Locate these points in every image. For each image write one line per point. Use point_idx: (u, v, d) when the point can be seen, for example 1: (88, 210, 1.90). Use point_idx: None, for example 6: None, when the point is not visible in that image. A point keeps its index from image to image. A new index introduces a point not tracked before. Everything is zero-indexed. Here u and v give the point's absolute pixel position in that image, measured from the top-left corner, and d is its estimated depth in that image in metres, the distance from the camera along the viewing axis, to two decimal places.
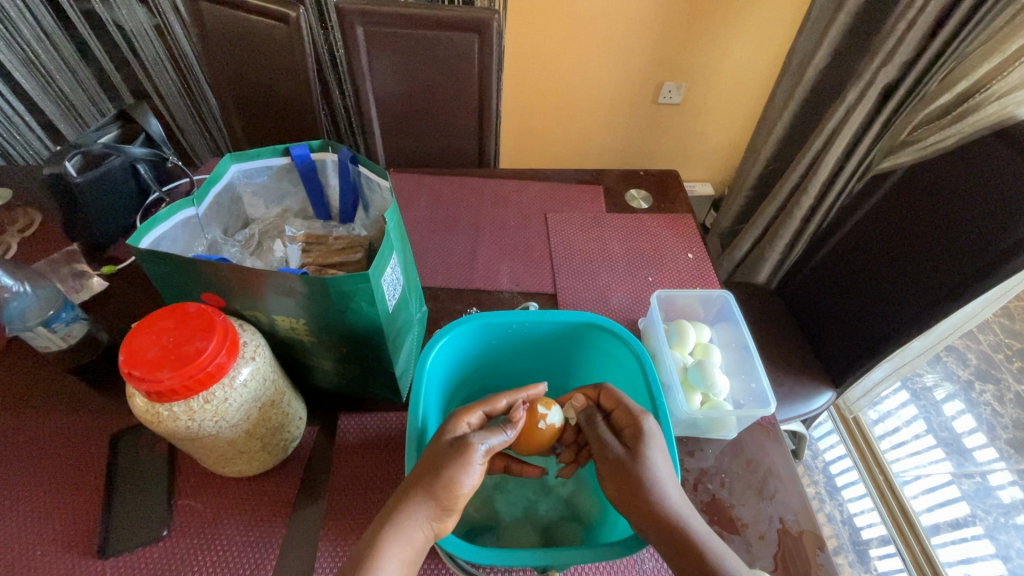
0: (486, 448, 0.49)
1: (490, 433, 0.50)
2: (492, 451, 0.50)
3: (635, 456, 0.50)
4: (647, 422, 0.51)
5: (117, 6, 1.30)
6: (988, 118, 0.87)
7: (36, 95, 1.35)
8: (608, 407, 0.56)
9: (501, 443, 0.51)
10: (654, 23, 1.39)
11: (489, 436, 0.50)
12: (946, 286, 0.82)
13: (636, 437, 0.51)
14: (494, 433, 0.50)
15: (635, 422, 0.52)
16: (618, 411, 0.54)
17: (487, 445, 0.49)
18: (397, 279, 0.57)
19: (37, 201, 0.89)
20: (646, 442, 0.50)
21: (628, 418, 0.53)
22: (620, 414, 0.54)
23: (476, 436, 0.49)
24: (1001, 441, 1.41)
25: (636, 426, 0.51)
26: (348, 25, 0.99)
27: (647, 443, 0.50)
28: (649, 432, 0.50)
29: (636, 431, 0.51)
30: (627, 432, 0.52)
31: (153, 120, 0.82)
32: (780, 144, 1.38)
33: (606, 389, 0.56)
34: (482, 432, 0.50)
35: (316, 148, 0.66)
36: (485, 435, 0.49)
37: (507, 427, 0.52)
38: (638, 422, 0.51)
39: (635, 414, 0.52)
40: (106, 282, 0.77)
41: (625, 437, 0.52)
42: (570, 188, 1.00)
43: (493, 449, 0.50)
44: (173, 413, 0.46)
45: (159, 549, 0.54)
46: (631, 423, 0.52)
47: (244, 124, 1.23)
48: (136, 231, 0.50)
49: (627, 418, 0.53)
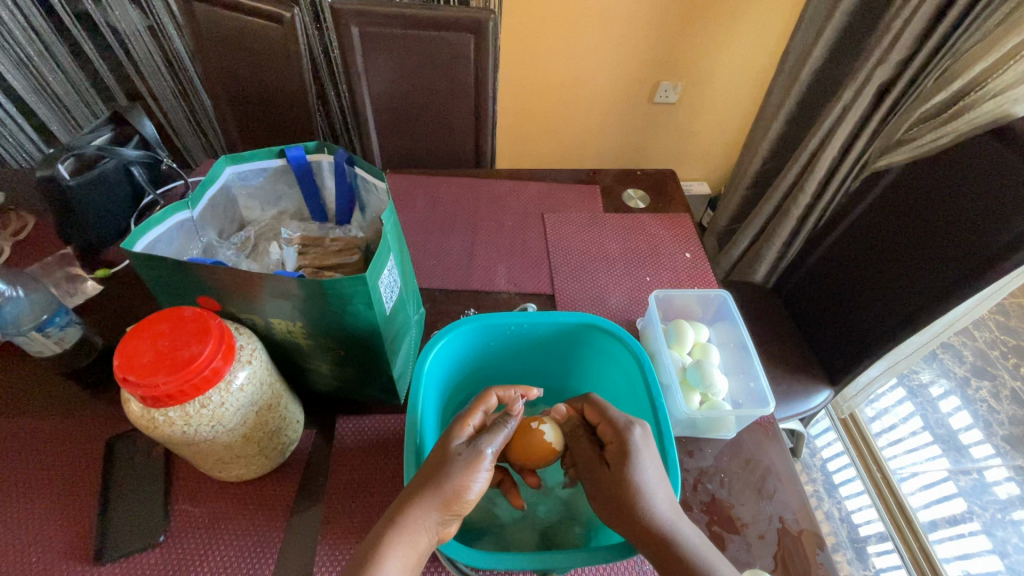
0: (493, 453, 0.49)
1: (495, 435, 0.50)
2: (498, 453, 0.50)
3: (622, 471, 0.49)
4: (631, 435, 0.50)
5: (110, 7, 1.30)
6: (984, 117, 0.87)
7: (30, 98, 1.33)
8: (592, 421, 0.55)
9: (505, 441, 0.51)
10: (648, 22, 1.39)
11: (495, 437, 0.50)
12: (944, 283, 0.82)
13: (619, 454, 0.50)
14: (498, 431, 0.50)
15: (619, 437, 0.51)
16: (603, 423, 0.53)
17: (492, 449, 0.49)
18: (394, 281, 0.57)
19: (30, 204, 0.88)
20: (632, 456, 0.49)
21: (613, 431, 0.52)
22: (604, 427, 0.53)
23: (481, 441, 0.49)
24: (997, 437, 1.42)
25: (621, 441, 0.50)
26: (343, 25, 0.99)
27: (630, 461, 0.49)
28: (633, 447, 0.49)
29: (620, 447, 0.50)
30: (612, 447, 0.51)
31: (148, 123, 0.81)
32: (776, 143, 1.39)
33: (590, 401, 0.56)
34: (487, 435, 0.49)
35: (311, 150, 0.65)
36: (492, 438, 0.50)
37: (510, 418, 0.52)
38: (622, 437, 0.50)
39: (619, 429, 0.51)
40: (100, 286, 0.77)
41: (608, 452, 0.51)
42: (567, 188, 1.00)
43: (498, 451, 0.50)
44: (168, 418, 0.46)
45: (156, 555, 0.54)
46: (616, 437, 0.51)
47: (239, 125, 1.23)
48: (129, 235, 0.50)
49: (611, 433, 0.52)
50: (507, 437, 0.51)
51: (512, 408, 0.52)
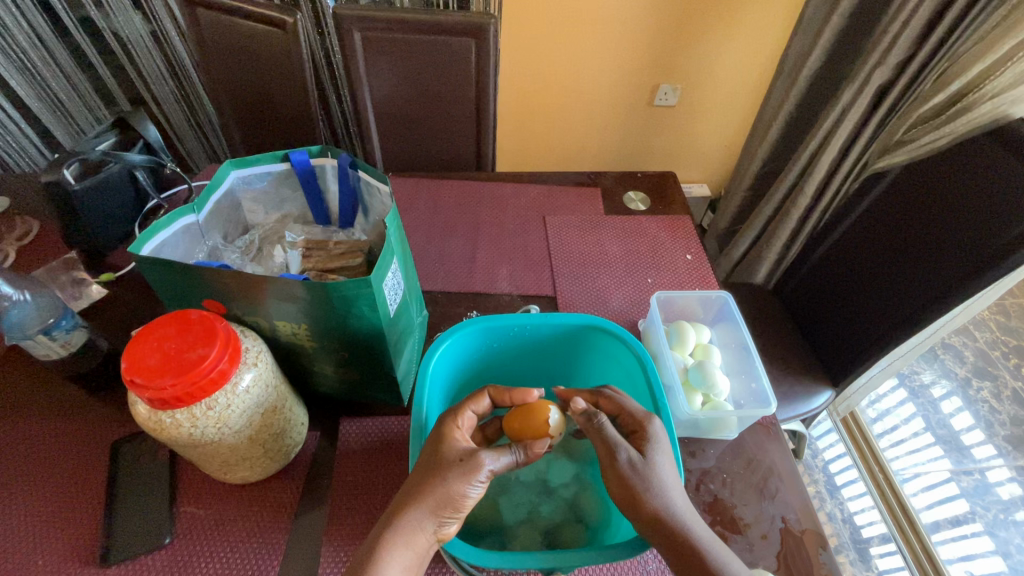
0: (492, 468, 0.48)
1: (497, 452, 0.49)
2: (498, 470, 0.49)
3: (636, 461, 0.49)
4: (652, 425, 0.51)
5: (114, 14, 1.30)
6: (983, 118, 0.89)
7: (31, 103, 1.35)
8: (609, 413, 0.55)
9: (507, 465, 0.49)
10: (646, 25, 1.40)
11: (496, 456, 0.48)
12: (944, 283, 0.82)
13: (641, 441, 0.51)
14: (501, 452, 0.49)
15: (641, 426, 0.51)
16: (620, 416, 0.54)
17: (492, 464, 0.48)
18: (398, 284, 0.57)
19: (35, 209, 0.88)
20: (650, 446, 0.50)
21: (633, 421, 0.52)
22: (624, 418, 0.53)
23: (482, 454, 0.48)
24: (999, 438, 1.42)
25: (641, 430, 0.51)
26: (345, 31, 1.00)
27: (648, 447, 0.50)
28: (654, 436, 0.51)
29: (642, 434, 0.51)
30: (632, 436, 0.52)
31: (150, 127, 0.82)
32: (776, 145, 1.39)
33: (606, 395, 0.56)
34: (489, 450, 0.48)
35: (315, 154, 0.66)
36: (493, 455, 0.48)
37: (517, 450, 0.50)
38: (643, 425, 0.51)
39: (640, 417, 0.52)
40: (105, 289, 0.77)
41: (628, 441, 0.52)
42: (568, 191, 1.00)
43: (499, 468, 0.49)
44: (175, 420, 0.46)
45: (162, 557, 0.54)
46: (635, 426, 0.52)
47: (242, 130, 1.23)
48: (137, 239, 0.50)
49: (630, 422, 0.53)
50: (511, 461, 0.50)
51: (532, 447, 0.51)
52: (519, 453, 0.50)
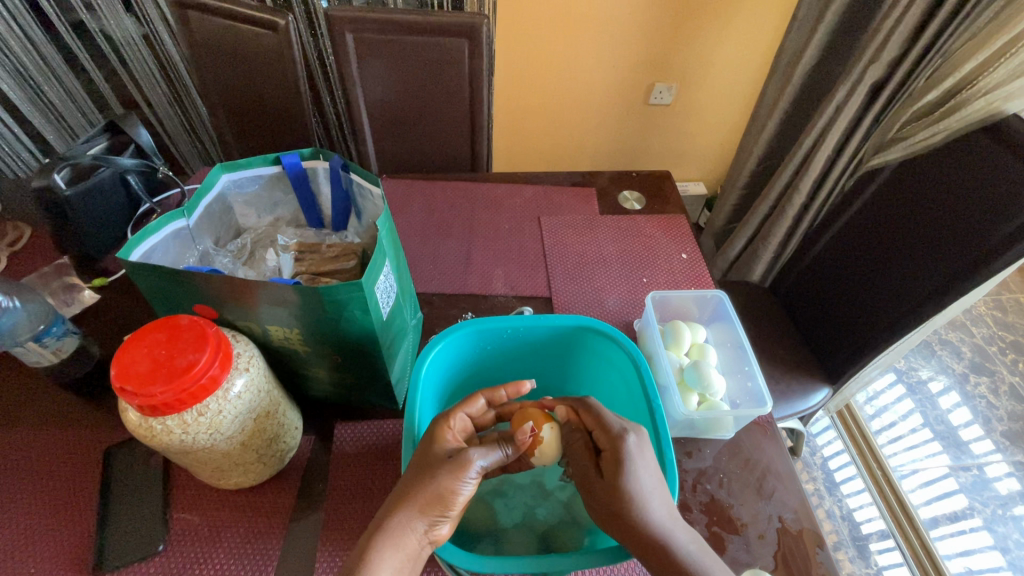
0: (482, 465, 0.48)
1: (486, 450, 0.49)
2: (489, 467, 0.49)
3: (614, 483, 0.48)
4: (626, 442, 0.49)
5: (105, 17, 1.30)
6: (977, 113, 0.88)
7: (25, 108, 1.34)
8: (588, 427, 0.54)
9: (498, 460, 0.50)
10: (640, 23, 1.40)
11: (486, 452, 0.49)
12: (942, 279, 0.82)
13: (614, 462, 0.48)
14: (492, 448, 0.49)
15: (614, 444, 0.49)
16: (597, 431, 0.52)
17: (482, 461, 0.48)
18: (390, 286, 0.57)
19: (26, 215, 0.88)
20: (624, 466, 0.48)
21: (608, 438, 0.50)
22: (599, 434, 0.52)
23: (472, 451, 0.48)
24: (996, 433, 1.42)
25: (615, 449, 0.49)
26: (338, 33, 1.00)
27: (625, 469, 0.48)
28: (628, 456, 0.48)
29: (614, 454, 0.49)
30: (605, 454, 0.50)
31: (143, 131, 0.82)
32: (771, 143, 1.39)
33: (587, 407, 0.54)
34: (480, 447, 0.48)
35: (307, 156, 0.65)
36: (482, 452, 0.48)
37: (506, 445, 0.52)
38: (617, 444, 0.49)
39: (615, 435, 0.50)
40: (97, 294, 0.77)
41: (603, 460, 0.50)
42: (563, 191, 1.00)
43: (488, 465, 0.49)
44: (166, 427, 0.46)
45: (156, 564, 0.54)
46: (610, 444, 0.50)
47: (235, 133, 1.22)
48: (125, 244, 0.50)
49: (605, 439, 0.50)
50: (501, 457, 0.51)
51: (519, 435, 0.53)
52: (508, 449, 0.52)
